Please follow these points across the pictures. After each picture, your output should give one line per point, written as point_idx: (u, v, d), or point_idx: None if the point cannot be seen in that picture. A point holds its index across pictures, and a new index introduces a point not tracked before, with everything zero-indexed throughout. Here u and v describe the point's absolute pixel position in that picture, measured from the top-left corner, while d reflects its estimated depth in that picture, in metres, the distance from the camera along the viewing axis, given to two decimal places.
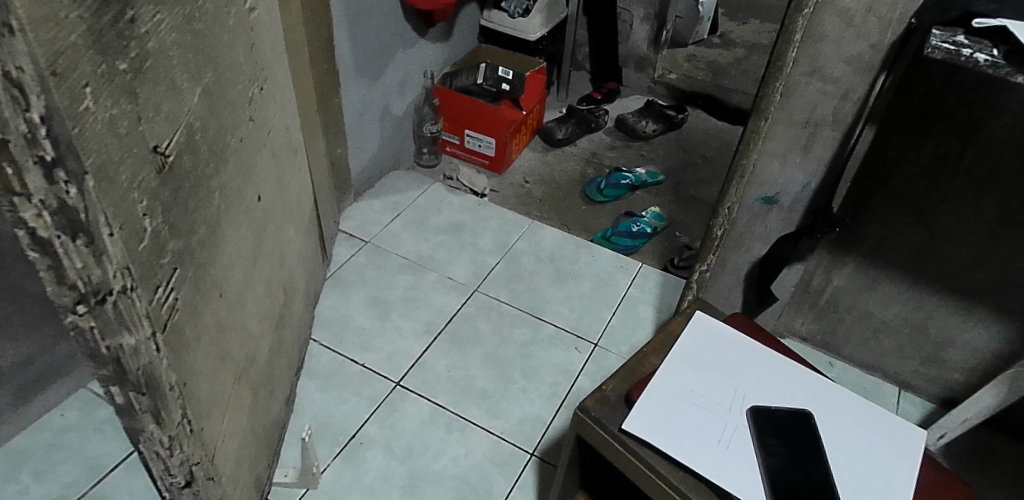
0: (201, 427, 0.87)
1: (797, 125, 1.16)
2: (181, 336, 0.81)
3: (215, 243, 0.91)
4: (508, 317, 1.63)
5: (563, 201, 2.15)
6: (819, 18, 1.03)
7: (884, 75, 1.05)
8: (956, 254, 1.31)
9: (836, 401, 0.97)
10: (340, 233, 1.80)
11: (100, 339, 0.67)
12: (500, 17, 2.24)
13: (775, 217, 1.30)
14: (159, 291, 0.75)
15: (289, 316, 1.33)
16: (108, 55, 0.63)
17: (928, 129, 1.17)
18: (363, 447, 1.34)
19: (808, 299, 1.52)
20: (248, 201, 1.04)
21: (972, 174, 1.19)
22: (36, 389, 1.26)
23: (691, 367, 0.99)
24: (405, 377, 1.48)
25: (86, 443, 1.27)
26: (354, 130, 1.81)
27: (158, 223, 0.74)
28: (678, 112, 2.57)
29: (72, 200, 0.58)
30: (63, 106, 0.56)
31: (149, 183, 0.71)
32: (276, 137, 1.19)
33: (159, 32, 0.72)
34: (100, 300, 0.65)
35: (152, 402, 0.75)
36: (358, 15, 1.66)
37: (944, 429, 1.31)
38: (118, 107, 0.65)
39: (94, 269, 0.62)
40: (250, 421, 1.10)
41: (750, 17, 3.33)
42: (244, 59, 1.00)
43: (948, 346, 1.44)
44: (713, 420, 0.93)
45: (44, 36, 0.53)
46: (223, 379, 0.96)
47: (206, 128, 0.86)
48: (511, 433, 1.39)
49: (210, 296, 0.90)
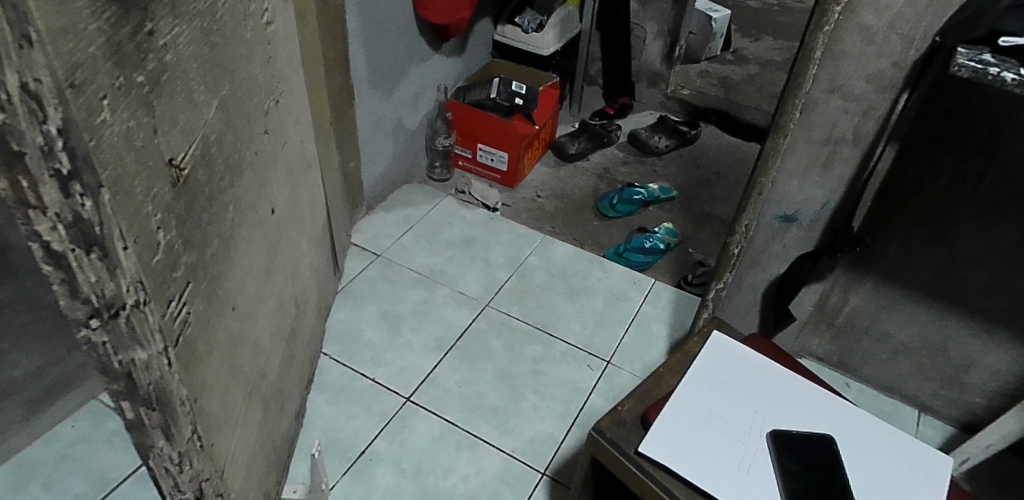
0: (210, 443, 0.86)
1: (817, 143, 1.14)
2: (192, 350, 0.80)
3: (228, 257, 0.90)
4: (520, 333, 1.61)
5: (575, 216, 2.14)
6: (840, 35, 1.02)
7: (907, 93, 1.04)
8: (978, 275, 1.28)
9: (858, 425, 0.95)
10: (352, 246, 1.79)
11: (113, 353, 0.66)
12: (514, 31, 2.23)
13: (794, 236, 1.27)
14: (172, 305, 0.74)
15: (301, 329, 1.32)
16: (126, 67, 0.62)
17: (949, 146, 1.15)
18: (372, 464, 1.33)
19: (825, 318, 1.50)
20: (262, 214, 1.03)
21: (994, 193, 1.17)
22: (47, 400, 1.26)
23: (708, 388, 0.97)
24: (415, 392, 1.46)
25: (95, 455, 1.26)
26: (367, 143, 1.81)
27: (172, 236, 0.74)
28: (691, 128, 2.55)
29: (87, 213, 0.57)
30: (80, 119, 0.55)
31: (163, 195, 0.71)
32: (291, 150, 1.18)
33: (178, 44, 0.72)
34: (113, 314, 0.63)
35: (163, 417, 0.73)
36: (373, 28, 1.66)
37: (967, 454, 1.28)
38: (135, 119, 0.64)
39: (107, 283, 0.61)
40: (260, 436, 1.09)
41: (763, 35, 3.34)
42: (261, 72, 1.00)
43: (969, 368, 1.41)
44: (732, 444, 0.91)
45: (63, 48, 0.53)
46: (233, 393, 0.94)
47: (221, 140, 0.86)
48: (522, 451, 1.37)
49: (222, 310, 0.89)
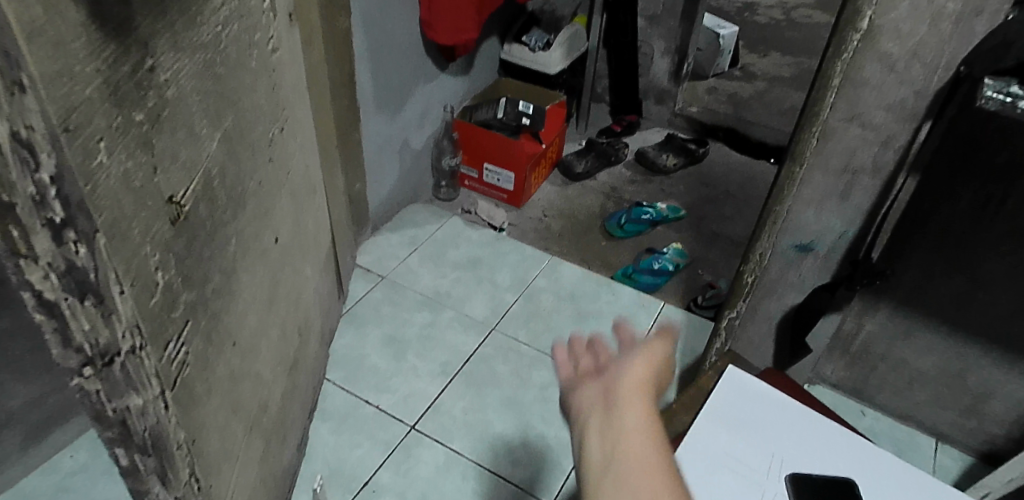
0: (208, 484, 0.84)
1: (834, 173, 1.11)
2: (191, 390, 0.77)
3: (230, 291, 0.88)
4: (528, 358, 1.58)
5: (583, 236, 2.12)
6: (858, 62, 1.00)
7: (930, 122, 1.01)
8: (997, 302, 1.26)
9: (881, 467, 0.92)
10: (357, 268, 1.77)
11: (107, 401, 0.62)
12: (521, 51, 2.21)
13: (810, 266, 1.24)
14: (170, 347, 0.72)
15: (304, 359, 1.30)
16: (124, 106, 0.60)
17: (968, 173, 1.13)
18: (375, 495, 1.29)
19: (839, 345, 1.46)
20: (265, 244, 1.01)
21: (1013, 220, 1.15)
22: (45, 430, 1.24)
23: (723, 427, 0.94)
24: (420, 420, 1.43)
25: (93, 486, 1.24)
26: (373, 166, 1.79)
27: (171, 275, 0.71)
28: (699, 145, 2.53)
29: (81, 260, 0.54)
30: (75, 165, 0.53)
31: (163, 234, 0.69)
32: (296, 177, 1.16)
33: (179, 79, 0.69)
34: (108, 361, 0.60)
35: (158, 462, 0.70)
36: (379, 49, 1.65)
37: (987, 489, 1.24)
38: (133, 159, 0.62)
39: (102, 331, 0.58)
40: (261, 470, 1.06)
41: (771, 51, 3.33)
42: (266, 99, 0.98)
43: (988, 398, 1.38)
44: (750, 488, 0.87)
45: (56, 92, 0.51)
46: (233, 431, 0.92)
47: (224, 174, 0.83)
48: (529, 482, 1.34)
49: (222, 346, 0.86)
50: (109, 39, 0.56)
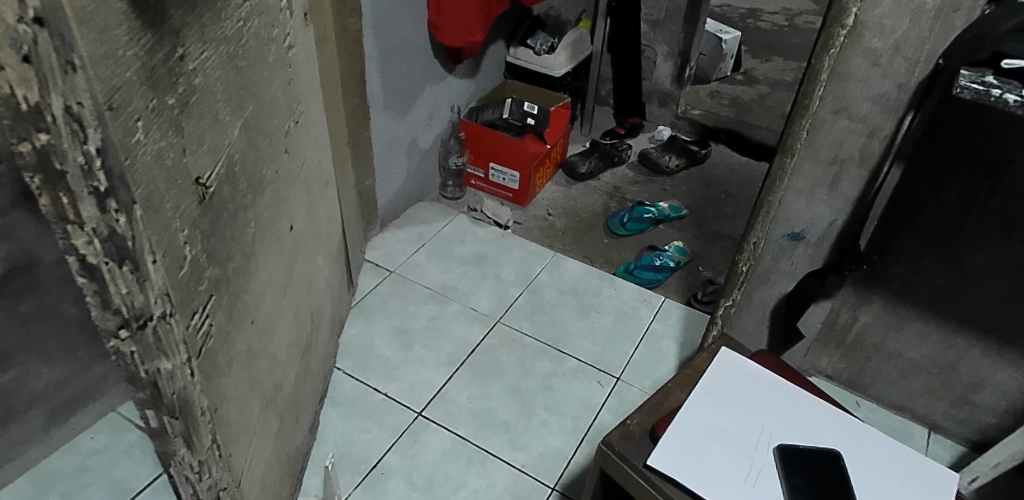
0: (229, 452, 0.89)
1: (824, 163, 1.17)
2: (215, 361, 0.83)
3: (249, 270, 0.93)
4: (531, 349, 1.63)
5: (586, 234, 2.17)
6: (845, 57, 1.05)
7: (912, 114, 1.07)
8: (984, 295, 1.30)
9: (866, 441, 0.96)
10: (365, 262, 1.83)
11: (140, 363, 0.68)
12: (527, 54, 2.28)
13: (801, 254, 1.30)
14: (196, 317, 0.77)
15: (315, 344, 1.35)
16: (158, 90, 0.66)
17: (956, 166, 1.17)
18: (384, 477, 1.34)
19: (834, 337, 1.50)
20: (281, 230, 1.07)
21: (1001, 213, 1.19)
22: (68, 412, 1.29)
23: (715, 402, 0.98)
24: (428, 407, 1.48)
25: (114, 466, 1.30)
26: (383, 163, 1.85)
27: (198, 251, 0.77)
28: (700, 148, 2.58)
29: (121, 228, 0.60)
30: (117, 140, 0.59)
31: (190, 212, 0.74)
32: (310, 169, 1.22)
33: (206, 68, 0.75)
34: (141, 325, 0.66)
35: (185, 426, 0.76)
36: (389, 50, 1.71)
37: (975, 473, 1.28)
38: (165, 139, 0.68)
39: (137, 295, 0.64)
40: (275, 448, 1.11)
41: (774, 56, 3.38)
42: (283, 94, 1.04)
43: (979, 388, 1.41)
44: (740, 458, 0.92)
45: (103, 73, 0.56)
46: (250, 405, 0.97)
47: (245, 160, 0.89)
48: (532, 466, 1.39)
49: (243, 323, 0.92)
50: (146, 28, 0.62)
